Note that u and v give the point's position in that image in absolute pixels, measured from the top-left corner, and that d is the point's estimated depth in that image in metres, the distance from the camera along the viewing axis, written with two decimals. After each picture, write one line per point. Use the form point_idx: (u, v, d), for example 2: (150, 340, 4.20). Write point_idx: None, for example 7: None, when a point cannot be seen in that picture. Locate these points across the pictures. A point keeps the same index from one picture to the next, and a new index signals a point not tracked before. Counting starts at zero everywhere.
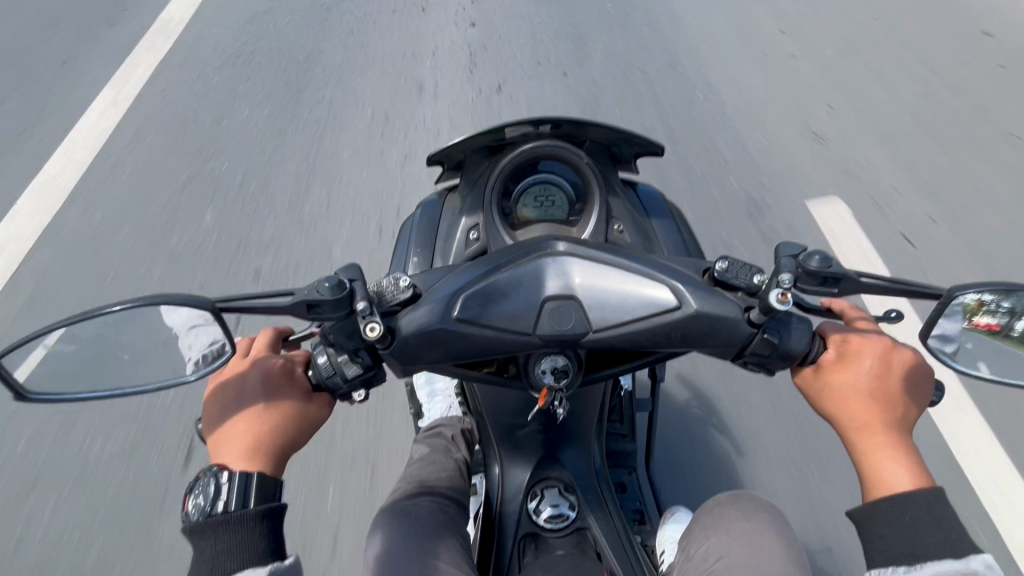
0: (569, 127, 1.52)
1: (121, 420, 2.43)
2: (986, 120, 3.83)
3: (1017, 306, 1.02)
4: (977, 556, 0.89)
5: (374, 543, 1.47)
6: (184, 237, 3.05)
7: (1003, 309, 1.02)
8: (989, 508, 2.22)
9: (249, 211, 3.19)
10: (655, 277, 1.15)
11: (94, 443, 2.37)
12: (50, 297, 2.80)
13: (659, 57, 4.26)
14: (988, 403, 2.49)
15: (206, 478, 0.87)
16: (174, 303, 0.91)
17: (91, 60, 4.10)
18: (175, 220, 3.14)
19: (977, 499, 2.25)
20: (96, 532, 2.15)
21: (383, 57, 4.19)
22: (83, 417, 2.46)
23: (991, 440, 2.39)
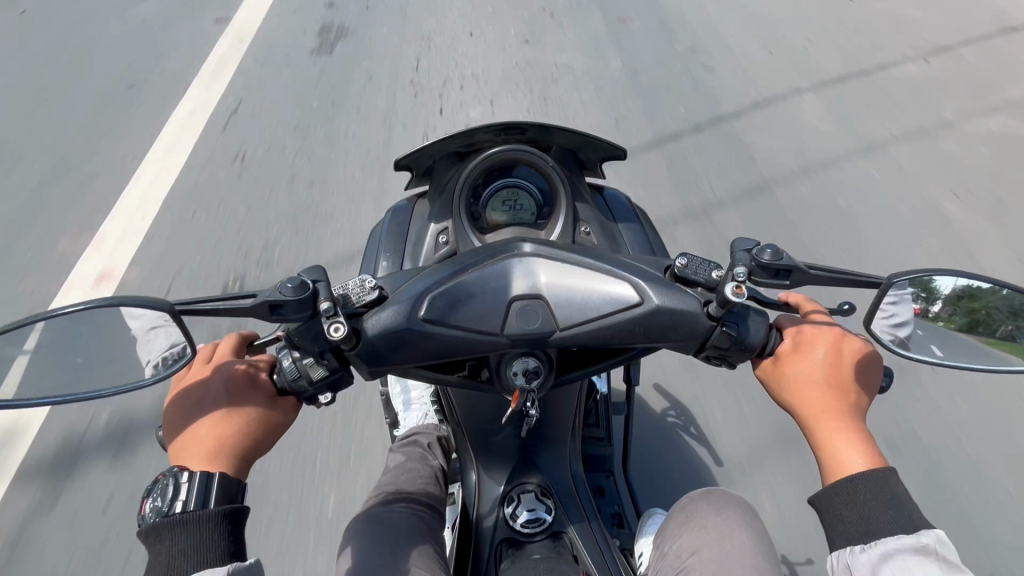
0: (535, 132, 1.56)
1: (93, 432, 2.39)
2: (951, 117, 3.95)
3: (929, 292, 1.08)
4: (928, 531, 0.93)
5: (347, 553, 1.43)
6: (161, 255, 3.05)
7: (919, 295, 1.08)
8: (960, 503, 2.26)
9: (227, 229, 3.20)
10: (618, 275, 1.18)
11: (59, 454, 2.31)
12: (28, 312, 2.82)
13: (633, 66, 4.36)
14: (960, 398, 2.53)
15: (166, 479, 0.87)
16: (131, 304, 0.88)
17: (76, 82, 4.16)
18: (151, 238, 3.13)
19: (950, 494, 2.28)
20: (61, 557, 2.06)
21: (364, 77, 4.27)
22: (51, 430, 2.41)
23: (965, 435, 2.43)
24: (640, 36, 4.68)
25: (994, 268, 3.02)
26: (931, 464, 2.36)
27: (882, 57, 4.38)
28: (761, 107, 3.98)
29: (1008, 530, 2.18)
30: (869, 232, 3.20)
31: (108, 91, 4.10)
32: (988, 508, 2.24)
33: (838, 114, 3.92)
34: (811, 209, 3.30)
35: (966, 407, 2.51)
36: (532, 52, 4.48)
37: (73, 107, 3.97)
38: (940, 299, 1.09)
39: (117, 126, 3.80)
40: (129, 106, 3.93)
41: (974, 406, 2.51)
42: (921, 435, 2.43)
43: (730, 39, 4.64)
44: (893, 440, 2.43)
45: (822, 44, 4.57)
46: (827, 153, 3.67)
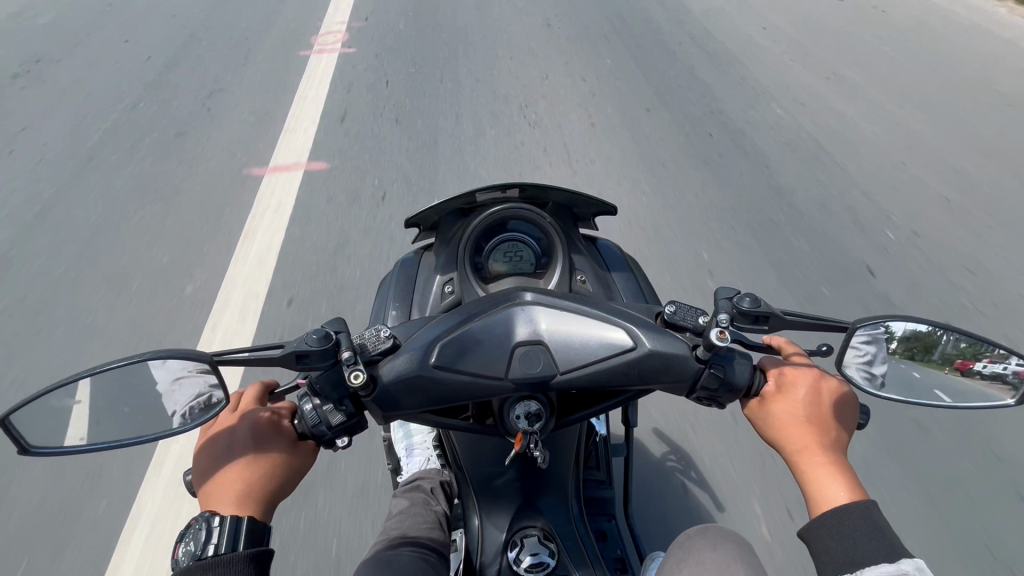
0: (533, 190, 1.70)
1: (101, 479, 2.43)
2: (928, 156, 4.13)
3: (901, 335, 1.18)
4: (907, 558, 0.98)
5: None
6: (171, 305, 3.13)
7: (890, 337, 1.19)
8: (960, 540, 2.26)
9: (234, 275, 3.27)
10: (612, 321, 1.29)
11: (70, 503, 2.36)
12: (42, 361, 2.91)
13: (626, 117, 4.59)
14: (950, 436, 2.58)
15: (198, 523, 0.94)
16: (174, 357, 0.99)
17: (99, 142, 4.42)
18: (162, 289, 3.23)
19: (948, 531, 2.29)
20: None
21: (368, 128, 4.45)
22: (59, 478, 2.44)
23: (956, 471, 2.47)
24: (633, 89, 4.94)
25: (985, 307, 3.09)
26: (931, 504, 2.37)
27: (862, 107, 4.62)
28: (750, 154, 4.17)
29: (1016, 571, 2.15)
30: (860, 272, 3.30)
31: (125, 149, 4.32)
32: (989, 544, 2.23)
33: (823, 161, 4.11)
34: (802, 251, 3.41)
35: (959, 445, 2.55)
36: (529, 105, 4.72)
37: (92, 166, 4.18)
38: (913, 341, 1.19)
39: (133, 182, 3.98)
40: (147, 163, 4.16)
41: (964, 442, 2.56)
42: (914, 473, 2.47)
43: (719, 89, 4.88)
44: (889, 476, 2.46)
45: (805, 94, 4.82)
46: (817, 194, 3.81)
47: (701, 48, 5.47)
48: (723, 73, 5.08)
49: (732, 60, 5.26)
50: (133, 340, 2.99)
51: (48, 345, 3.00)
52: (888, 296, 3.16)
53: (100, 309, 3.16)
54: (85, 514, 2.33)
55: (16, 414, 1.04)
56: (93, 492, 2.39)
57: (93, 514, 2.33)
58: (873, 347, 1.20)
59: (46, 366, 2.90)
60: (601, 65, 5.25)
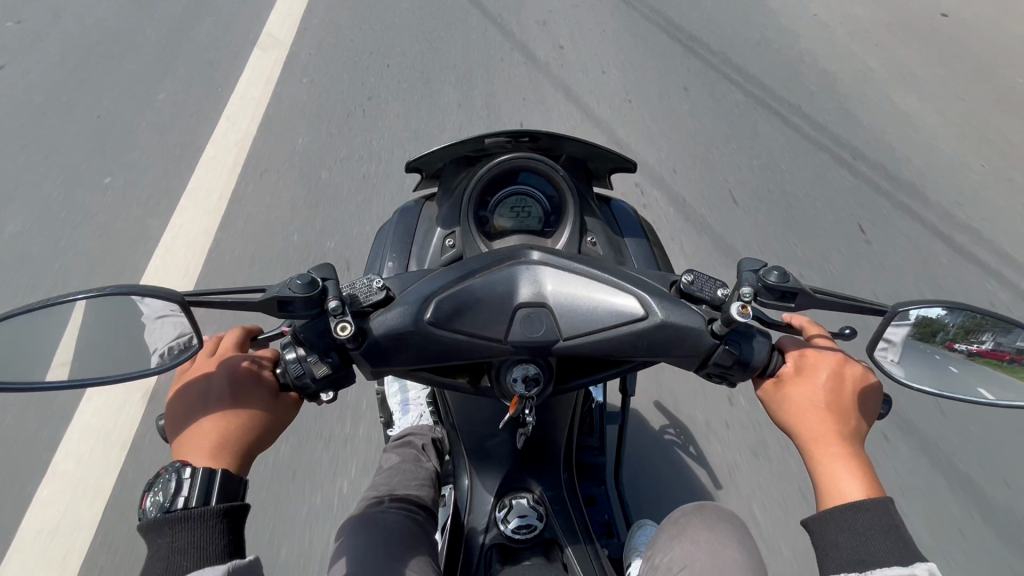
0: (546, 140, 1.56)
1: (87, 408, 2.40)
2: (955, 129, 3.93)
3: (944, 318, 1.08)
4: (923, 563, 0.92)
5: (339, 565, 1.42)
6: (163, 243, 3.02)
7: (933, 319, 1.08)
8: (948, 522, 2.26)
9: (231, 218, 3.16)
10: (624, 288, 1.19)
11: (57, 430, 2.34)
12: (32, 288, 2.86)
13: (648, 74, 4.33)
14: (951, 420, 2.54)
15: (168, 474, 0.88)
16: (144, 294, 0.91)
17: (87, 62, 4.19)
18: (154, 225, 3.10)
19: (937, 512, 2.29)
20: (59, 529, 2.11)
21: (374, 72, 4.23)
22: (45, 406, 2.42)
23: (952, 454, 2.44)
24: (659, 42, 4.63)
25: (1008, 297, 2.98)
26: (926, 486, 2.36)
27: (899, 73, 4.33)
28: (775, 120, 3.94)
29: (1008, 563, 2.14)
30: (882, 253, 3.17)
31: (116, 75, 4.08)
32: (975, 528, 2.24)
33: (846, 130, 3.90)
34: (822, 230, 3.27)
35: (964, 434, 2.49)
36: (544, 56, 4.45)
37: (81, 90, 3.96)
38: (953, 326, 1.09)
39: (125, 109, 3.80)
40: (139, 89, 3.95)
41: (965, 427, 2.51)
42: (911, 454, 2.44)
43: (749, 48, 4.56)
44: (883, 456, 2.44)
45: (843, 56, 4.49)
46: (838, 168, 3.65)
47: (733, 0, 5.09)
48: (748, 29, 4.77)
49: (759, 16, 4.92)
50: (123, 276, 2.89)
51: (37, 277, 2.92)
52: (906, 281, 3.05)
53: (92, 241, 3.06)
54: (70, 450, 2.28)
55: None
56: (77, 427, 2.33)
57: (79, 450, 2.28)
58: (912, 330, 1.09)
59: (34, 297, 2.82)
60: (626, 16, 4.91)
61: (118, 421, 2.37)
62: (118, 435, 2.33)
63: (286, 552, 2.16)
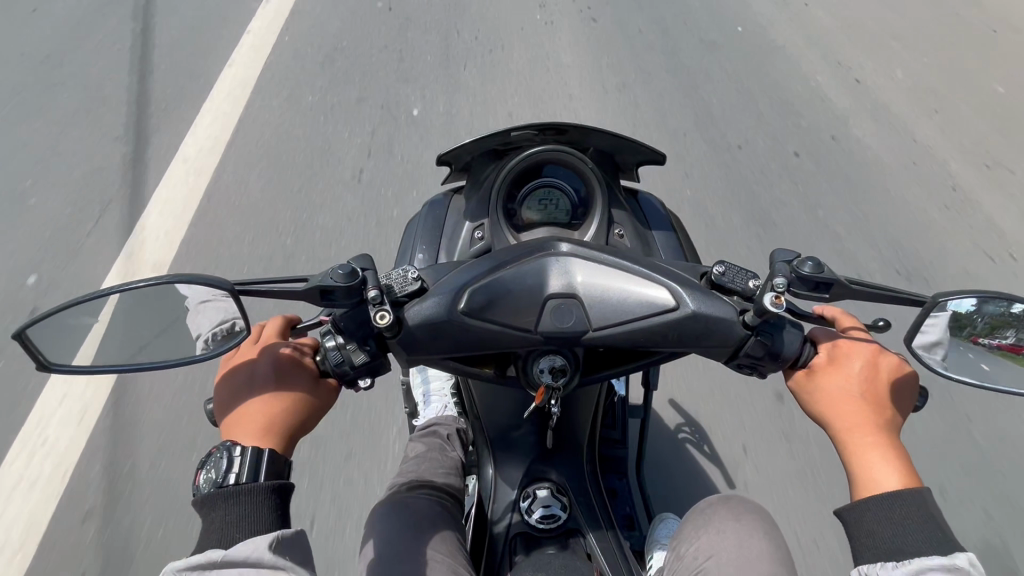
0: (575, 133, 1.57)
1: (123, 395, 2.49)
2: (984, 118, 3.83)
3: (982, 309, 1.06)
4: (962, 553, 0.92)
5: (369, 546, 1.47)
6: (194, 237, 3.11)
7: (971, 310, 1.07)
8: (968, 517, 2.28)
9: (258, 213, 3.24)
10: (654, 279, 1.20)
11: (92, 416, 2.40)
12: (64, 277, 2.93)
13: (670, 67, 4.29)
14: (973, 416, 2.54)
15: (219, 451, 0.93)
16: (196, 282, 0.95)
17: (107, 50, 4.20)
18: (183, 218, 3.17)
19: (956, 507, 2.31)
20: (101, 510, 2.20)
21: (396, 66, 4.26)
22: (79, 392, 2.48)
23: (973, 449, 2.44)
24: (681, 35, 4.58)
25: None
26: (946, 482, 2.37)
27: (925, 61, 4.22)
28: (796, 114, 3.90)
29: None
30: (909, 252, 3.14)
31: (139, 63, 4.11)
32: (996, 524, 2.25)
33: (871, 121, 3.84)
34: (846, 226, 3.25)
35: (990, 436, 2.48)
36: (565, 49, 4.43)
37: (106, 78, 3.99)
38: (992, 316, 1.08)
39: (147, 99, 3.83)
40: (159, 78, 3.98)
41: (987, 424, 2.51)
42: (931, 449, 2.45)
43: (774, 41, 4.50)
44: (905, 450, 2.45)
45: (874, 46, 4.38)
46: (861, 162, 3.60)
47: None
48: (768, 21, 4.71)
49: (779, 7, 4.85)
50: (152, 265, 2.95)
51: (68, 265, 2.99)
52: (934, 281, 3.01)
53: (117, 228, 3.09)
54: (109, 436, 2.37)
55: (34, 326, 1.00)
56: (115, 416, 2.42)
57: (118, 438, 2.37)
58: (948, 321, 1.08)
59: (66, 285, 2.89)
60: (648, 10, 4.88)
61: (156, 413, 2.48)
62: (155, 425, 2.43)
63: (314, 537, 2.22)
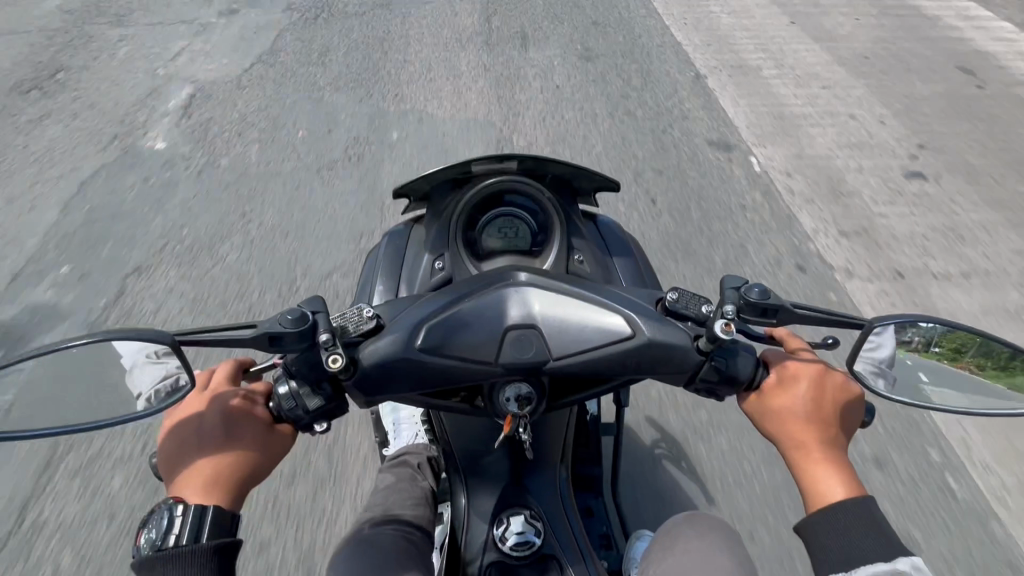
0: (531, 163, 1.58)
1: (91, 446, 2.48)
2: (910, 143, 4.19)
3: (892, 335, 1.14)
4: (905, 558, 0.97)
5: None
6: (168, 275, 3.10)
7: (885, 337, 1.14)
8: (926, 515, 2.37)
9: (232, 247, 3.23)
10: (610, 307, 1.21)
11: (59, 471, 2.40)
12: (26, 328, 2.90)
13: (630, 90, 4.45)
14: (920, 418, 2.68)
15: (161, 511, 0.91)
16: (132, 338, 0.91)
17: (77, 102, 4.27)
18: (159, 258, 3.19)
19: (914, 503, 2.40)
20: (62, 567, 2.15)
21: (371, 95, 4.32)
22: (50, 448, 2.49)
23: (921, 447, 2.58)
24: (648, 60, 4.78)
25: (985, 316, 3.13)
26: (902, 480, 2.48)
27: (855, 93, 4.61)
28: (746, 136, 4.12)
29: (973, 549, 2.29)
30: (868, 269, 3.30)
31: (108, 110, 4.18)
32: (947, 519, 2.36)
33: (811, 145, 4.10)
34: (797, 241, 3.42)
35: (952, 451, 2.57)
36: (528, 73, 4.56)
37: (73, 128, 4.04)
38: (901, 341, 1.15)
39: (114, 147, 3.88)
40: (128, 126, 4.04)
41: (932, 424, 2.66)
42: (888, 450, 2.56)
43: (723, 67, 4.75)
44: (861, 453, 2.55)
45: (809, 77, 4.73)
46: (807, 181, 3.81)
47: (701, 23, 5.31)
48: (717, 48, 4.98)
49: (725, 37, 5.14)
50: (126, 308, 2.95)
51: (40, 309, 2.97)
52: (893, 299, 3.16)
53: (84, 277, 3.11)
54: (78, 489, 2.35)
55: None
56: (91, 459, 2.41)
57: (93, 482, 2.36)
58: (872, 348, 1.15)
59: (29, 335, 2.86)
60: (617, 34, 5.07)
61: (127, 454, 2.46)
62: (126, 465, 2.39)
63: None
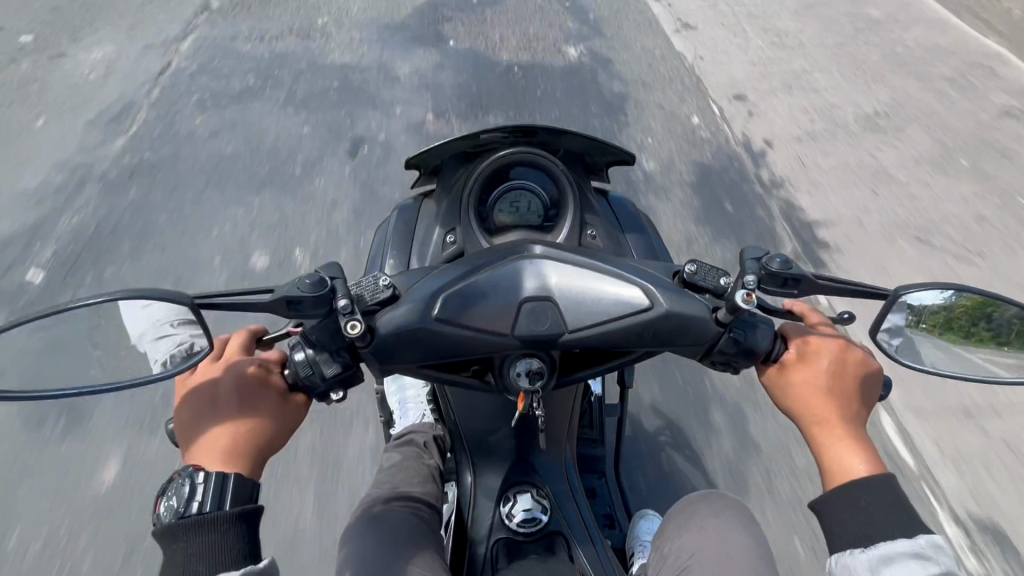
0: (545, 135, 1.56)
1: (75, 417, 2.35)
2: (938, 106, 3.96)
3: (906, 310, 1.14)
4: (925, 535, 0.98)
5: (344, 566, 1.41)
6: (163, 250, 2.99)
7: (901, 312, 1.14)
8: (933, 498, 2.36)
9: (223, 218, 3.10)
10: (627, 279, 1.20)
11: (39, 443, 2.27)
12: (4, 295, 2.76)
13: (642, 53, 4.23)
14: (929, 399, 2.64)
15: (180, 478, 0.90)
16: (150, 296, 0.91)
17: (52, 51, 3.98)
18: (149, 228, 3.05)
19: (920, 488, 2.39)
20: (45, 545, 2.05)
21: (369, 57, 4.08)
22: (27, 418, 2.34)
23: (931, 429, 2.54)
24: (664, 22, 4.51)
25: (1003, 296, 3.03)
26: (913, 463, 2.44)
27: (882, 53, 4.34)
28: (762, 103, 3.91)
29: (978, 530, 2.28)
30: (889, 242, 3.16)
31: (85, 62, 3.90)
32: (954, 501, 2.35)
33: (833, 111, 3.89)
34: (813, 213, 3.28)
35: (964, 433, 2.53)
36: (534, 33, 4.31)
37: (47, 81, 3.77)
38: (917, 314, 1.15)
39: (95, 104, 3.65)
40: (107, 82, 3.78)
41: (942, 407, 2.62)
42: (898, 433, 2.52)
43: (741, 28, 4.49)
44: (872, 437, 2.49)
45: (833, 37, 4.47)
46: (825, 150, 3.64)
47: None
48: (736, 7, 4.69)
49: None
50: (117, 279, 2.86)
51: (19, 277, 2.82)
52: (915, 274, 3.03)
53: (68, 244, 2.97)
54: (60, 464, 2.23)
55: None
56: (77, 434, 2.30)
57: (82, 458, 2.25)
58: (888, 321, 1.15)
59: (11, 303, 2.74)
60: None
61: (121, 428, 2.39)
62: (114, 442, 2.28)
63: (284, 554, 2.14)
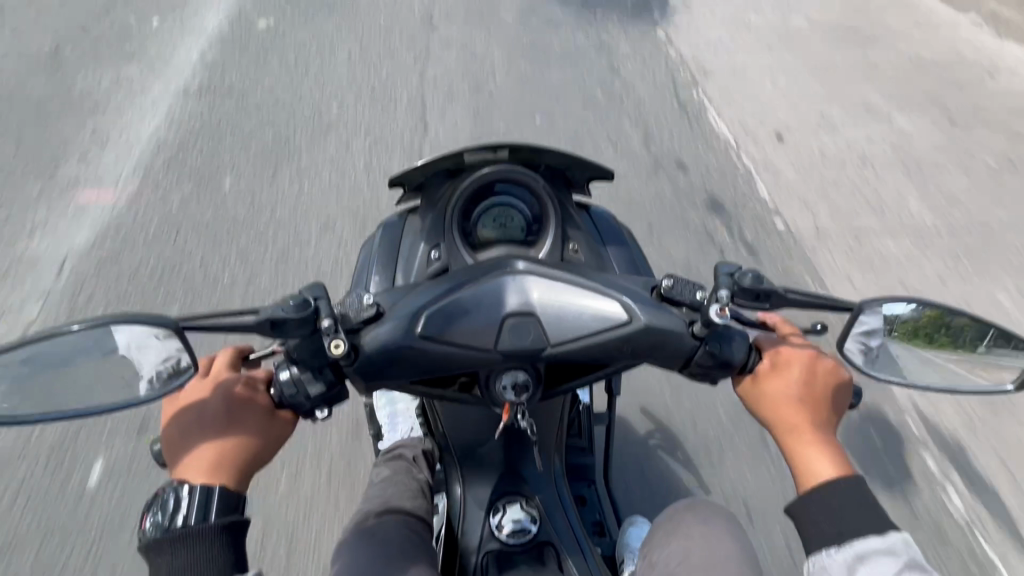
0: (526, 152, 1.59)
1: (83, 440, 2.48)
2: (905, 132, 4.19)
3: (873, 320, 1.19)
4: (897, 533, 1.02)
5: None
6: (162, 272, 3.07)
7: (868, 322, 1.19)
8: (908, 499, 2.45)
9: (222, 243, 3.21)
10: (606, 294, 1.24)
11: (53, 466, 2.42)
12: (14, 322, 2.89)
13: (625, 81, 4.44)
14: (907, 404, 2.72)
15: (167, 493, 0.92)
16: (136, 323, 0.92)
17: (61, 87, 4.16)
18: (149, 252, 3.16)
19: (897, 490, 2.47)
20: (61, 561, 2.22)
21: (364, 89, 4.26)
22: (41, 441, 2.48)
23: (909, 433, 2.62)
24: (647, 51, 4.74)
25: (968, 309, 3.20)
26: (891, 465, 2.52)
27: (853, 80, 4.58)
28: (739, 128, 4.12)
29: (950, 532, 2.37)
30: (858, 261, 3.36)
31: (92, 97, 4.08)
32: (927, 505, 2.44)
33: (806, 136, 4.11)
34: (786, 233, 3.47)
35: (940, 437, 2.62)
36: (523, 65, 4.52)
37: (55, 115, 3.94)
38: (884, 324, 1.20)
39: (101, 137, 3.81)
40: (113, 115, 3.95)
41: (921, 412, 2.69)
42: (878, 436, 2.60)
43: (720, 57, 4.73)
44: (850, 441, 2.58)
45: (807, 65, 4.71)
46: (798, 172, 3.85)
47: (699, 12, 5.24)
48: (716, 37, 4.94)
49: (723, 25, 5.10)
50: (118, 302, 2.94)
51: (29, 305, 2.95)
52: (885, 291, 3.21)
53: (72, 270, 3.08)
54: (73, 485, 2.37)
55: None
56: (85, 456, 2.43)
57: None
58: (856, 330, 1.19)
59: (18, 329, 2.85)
60: (615, 24, 5.01)
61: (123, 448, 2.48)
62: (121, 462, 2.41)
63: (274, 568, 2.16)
